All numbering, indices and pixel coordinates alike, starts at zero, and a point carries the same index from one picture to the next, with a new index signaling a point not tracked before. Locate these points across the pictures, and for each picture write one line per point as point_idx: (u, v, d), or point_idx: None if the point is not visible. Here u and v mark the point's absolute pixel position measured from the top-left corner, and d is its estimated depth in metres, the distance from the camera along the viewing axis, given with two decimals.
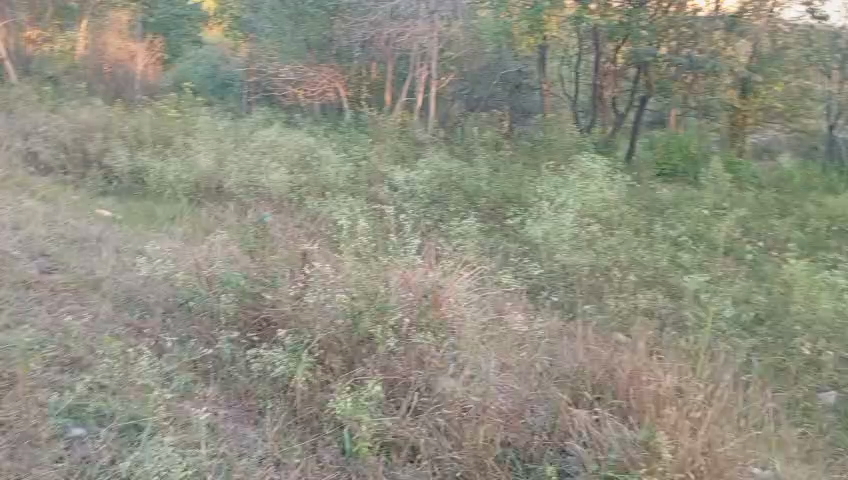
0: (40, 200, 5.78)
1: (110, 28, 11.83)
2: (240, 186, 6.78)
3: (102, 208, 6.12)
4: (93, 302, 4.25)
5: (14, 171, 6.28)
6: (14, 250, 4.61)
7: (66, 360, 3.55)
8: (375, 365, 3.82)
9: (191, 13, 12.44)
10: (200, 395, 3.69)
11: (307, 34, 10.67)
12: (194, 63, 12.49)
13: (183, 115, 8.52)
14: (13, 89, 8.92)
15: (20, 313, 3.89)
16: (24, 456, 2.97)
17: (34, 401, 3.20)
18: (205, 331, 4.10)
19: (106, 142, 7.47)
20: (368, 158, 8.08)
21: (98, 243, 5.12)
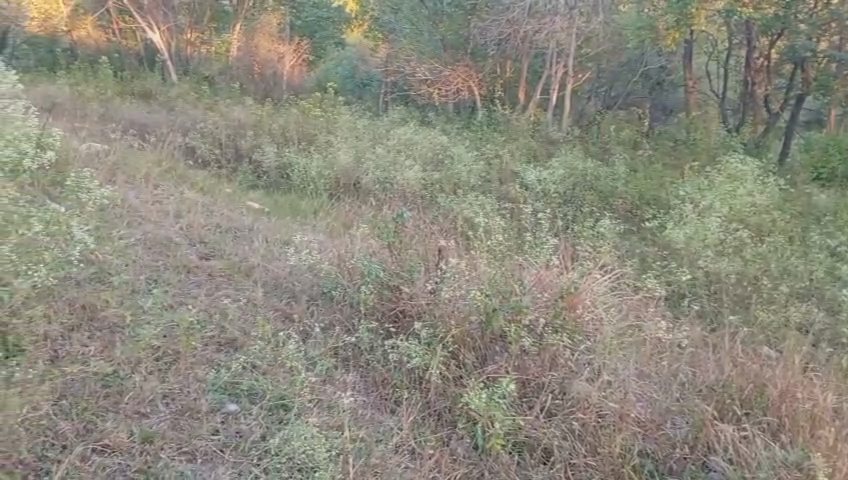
0: (198, 191, 6.23)
1: (260, 31, 12.48)
2: (376, 183, 6.99)
3: (251, 200, 6.51)
4: (245, 287, 4.54)
5: (175, 163, 6.80)
6: (177, 237, 5.02)
7: (222, 340, 3.85)
8: (507, 363, 3.79)
9: (335, 15, 12.86)
10: (340, 381, 3.81)
11: (444, 33, 10.86)
12: (335, 65, 13.12)
13: (326, 114, 8.97)
14: (175, 89, 9.73)
15: (181, 294, 4.23)
16: (185, 427, 3.16)
17: (194, 376, 3.46)
18: (345, 319, 4.28)
19: (256, 139, 7.94)
20: (500, 156, 8.05)
21: (250, 233, 5.48)
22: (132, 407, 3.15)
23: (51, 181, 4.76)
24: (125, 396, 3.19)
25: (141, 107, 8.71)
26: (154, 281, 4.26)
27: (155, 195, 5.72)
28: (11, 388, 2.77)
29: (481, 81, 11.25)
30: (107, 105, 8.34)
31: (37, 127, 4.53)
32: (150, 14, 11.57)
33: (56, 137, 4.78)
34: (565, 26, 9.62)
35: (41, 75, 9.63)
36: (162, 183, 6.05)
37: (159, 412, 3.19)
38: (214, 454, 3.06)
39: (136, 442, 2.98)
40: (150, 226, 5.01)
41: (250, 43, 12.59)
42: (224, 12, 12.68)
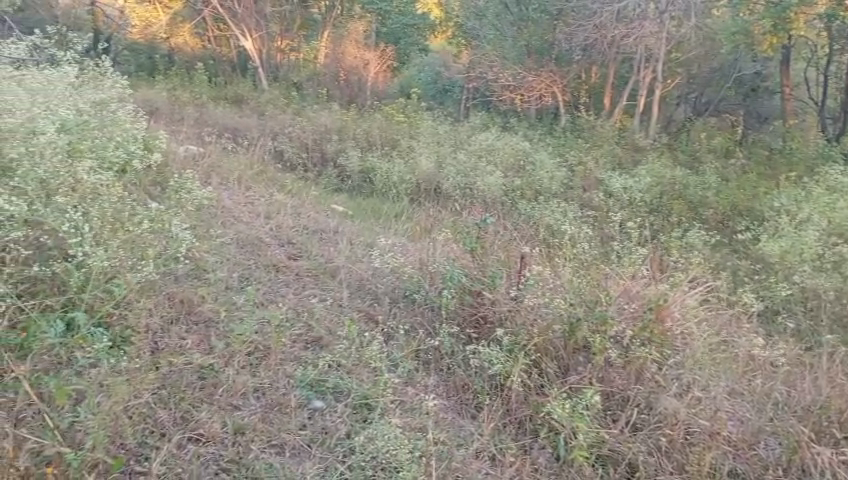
0: (286, 194, 6.43)
1: (348, 38, 12.56)
2: (456, 188, 7.00)
3: (336, 203, 6.67)
4: (331, 288, 4.66)
5: (265, 166, 7.04)
6: (267, 237, 5.21)
7: (309, 338, 3.98)
8: (591, 374, 3.73)
9: (419, 21, 12.74)
10: (421, 383, 3.84)
11: (528, 39, 10.77)
12: (419, 71, 13.30)
13: (410, 119, 9.09)
14: (265, 94, 10.08)
15: (271, 293, 4.39)
16: (275, 420, 3.28)
17: (283, 372, 3.59)
18: (426, 323, 4.31)
19: (340, 143, 8.13)
20: (583, 163, 7.92)
21: (335, 235, 5.61)
22: (225, 399, 3.29)
23: (157, 179, 5.01)
24: (219, 388, 3.32)
25: (233, 111, 9.06)
26: (246, 279, 4.44)
27: (246, 196, 5.94)
28: (121, 379, 2.94)
29: (565, 87, 11.10)
30: (201, 109, 8.71)
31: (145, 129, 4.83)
32: (242, 22, 11.96)
33: (163, 136, 4.92)
34: (655, 31, 9.38)
35: (141, 81, 10.15)
36: (254, 186, 6.27)
37: (250, 406, 3.32)
38: (302, 448, 3.18)
39: (228, 432, 3.10)
40: (242, 226, 5.20)
41: (337, 51, 12.63)
42: (313, 20, 12.98)
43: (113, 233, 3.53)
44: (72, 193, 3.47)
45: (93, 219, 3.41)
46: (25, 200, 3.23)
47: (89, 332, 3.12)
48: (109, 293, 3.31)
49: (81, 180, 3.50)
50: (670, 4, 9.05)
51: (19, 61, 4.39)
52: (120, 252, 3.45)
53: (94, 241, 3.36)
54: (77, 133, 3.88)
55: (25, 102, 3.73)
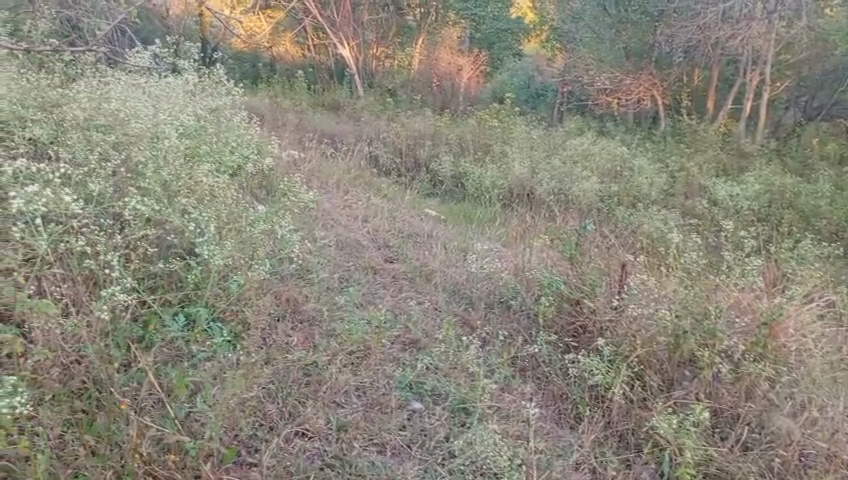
0: (383, 198, 6.54)
1: (442, 44, 12.64)
2: (550, 194, 6.90)
3: (429, 207, 6.71)
4: (427, 291, 4.69)
5: (361, 170, 7.18)
6: (365, 240, 5.32)
7: (407, 340, 4.04)
8: (698, 390, 3.60)
9: (515, 27, 12.56)
10: (518, 390, 3.78)
11: (627, 41, 10.62)
12: (511, 75, 12.92)
13: (503, 124, 9.05)
14: (361, 100, 10.31)
15: (370, 294, 4.49)
16: (376, 419, 3.36)
17: (383, 372, 3.67)
18: (523, 330, 4.26)
19: (434, 148, 8.19)
20: (685, 170, 7.64)
21: (429, 239, 5.66)
22: (329, 396, 3.39)
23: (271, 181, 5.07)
24: (322, 385, 3.43)
25: (330, 117, 9.29)
26: (346, 280, 4.56)
27: (345, 200, 6.09)
28: (239, 373, 3.10)
29: (665, 91, 10.88)
30: (301, 115, 8.99)
31: (257, 135, 5.06)
32: (340, 30, 12.29)
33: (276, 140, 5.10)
34: (762, 32, 8.97)
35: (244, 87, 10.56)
36: (351, 190, 6.41)
37: (352, 403, 3.43)
38: (402, 449, 3.23)
39: (332, 429, 3.20)
40: (341, 229, 5.33)
41: (431, 57, 12.74)
42: (408, 27, 12.90)
43: (228, 234, 3.70)
44: (192, 195, 3.66)
45: (212, 219, 3.57)
46: (154, 201, 3.41)
47: (207, 328, 3.33)
48: (222, 291, 3.51)
49: (199, 181, 3.71)
50: (779, 4, 8.63)
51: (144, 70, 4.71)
52: (234, 252, 3.62)
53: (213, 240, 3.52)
54: (196, 139, 4.12)
55: (151, 111, 3.98)
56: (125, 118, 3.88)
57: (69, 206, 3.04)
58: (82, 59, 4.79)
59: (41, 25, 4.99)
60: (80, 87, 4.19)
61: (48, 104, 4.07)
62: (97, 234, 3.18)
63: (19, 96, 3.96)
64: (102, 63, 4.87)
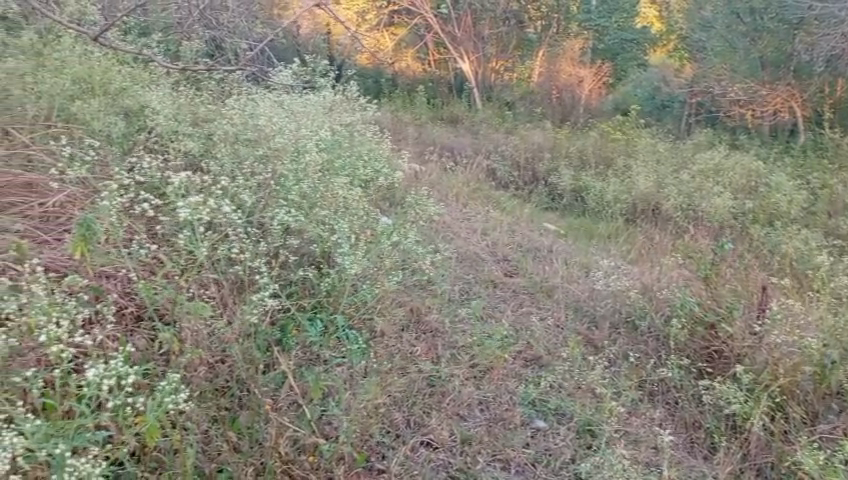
0: (502, 212, 6.52)
1: (563, 56, 12.32)
2: (678, 210, 6.62)
3: (549, 222, 6.61)
4: (548, 307, 4.63)
5: (480, 184, 7.18)
6: (485, 254, 5.32)
7: (529, 356, 4.03)
8: (846, 425, 3.40)
9: (641, 37, 12.30)
10: (646, 415, 3.65)
11: (763, 50, 9.88)
12: (635, 86, 11.97)
13: (627, 137, 8.79)
14: (479, 112, 10.33)
15: (491, 308, 4.50)
16: (500, 435, 3.40)
17: (506, 387, 3.72)
18: (651, 351, 4.12)
19: (553, 162, 8.05)
20: (828, 186, 7.15)
21: (549, 254, 5.58)
22: (453, 409, 3.48)
23: (396, 192, 5.18)
24: (447, 397, 3.53)
25: (449, 131, 9.37)
26: (466, 293, 4.61)
27: (464, 213, 6.13)
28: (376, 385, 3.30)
29: (804, 102, 10.04)
30: (420, 129, 9.12)
31: (388, 148, 5.23)
32: (460, 44, 12.14)
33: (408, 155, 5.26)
34: None
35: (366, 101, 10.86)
36: (471, 203, 6.44)
37: (475, 417, 3.49)
38: (526, 467, 3.25)
39: (456, 441, 3.29)
40: (462, 242, 5.37)
41: (552, 69, 12.40)
42: (528, 39, 12.47)
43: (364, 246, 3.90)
44: (329, 205, 3.85)
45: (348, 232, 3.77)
46: (297, 212, 3.63)
47: (343, 335, 3.52)
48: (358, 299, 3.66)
49: (335, 192, 3.91)
50: None
51: (286, 88, 5.03)
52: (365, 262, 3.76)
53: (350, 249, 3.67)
54: (334, 152, 4.34)
55: (293, 126, 4.27)
56: (266, 133, 4.15)
57: (222, 215, 3.30)
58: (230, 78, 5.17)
59: (196, 45, 5.46)
60: (229, 105, 4.53)
61: (199, 119, 4.45)
62: (245, 241, 3.39)
63: (174, 112, 4.33)
64: (246, 82, 5.21)
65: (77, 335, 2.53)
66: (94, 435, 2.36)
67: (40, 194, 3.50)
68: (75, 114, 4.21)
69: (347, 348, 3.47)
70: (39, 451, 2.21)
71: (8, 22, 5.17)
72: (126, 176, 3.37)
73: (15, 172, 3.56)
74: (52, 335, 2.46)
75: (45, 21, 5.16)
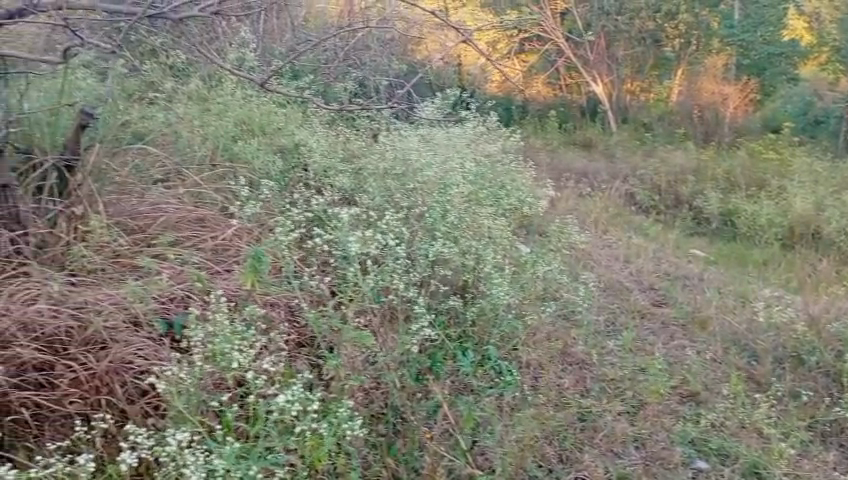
0: (645, 238, 6.27)
1: (703, 73, 10.09)
2: (842, 234, 6.15)
3: (695, 248, 6.27)
4: (703, 340, 4.39)
5: (620, 210, 6.96)
6: (629, 283, 5.14)
7: (685, 392, 3.84)
8: None
9: (789, 50, 9.66)
10: (820, 458, 3.41)
11: None
12: (785, 102, 9.65)
13: (780, 156, 8.23)
14: (613, 135, 10.06)
15: (639, 340, 4.35)
16: (658, 474, 3.26)
17: (661, 424, 3.55)
18: (820, 390, 3.84)
19: (697, 184, 7.65)
20: None
21: (699, 282, 5.32)
22: (606, 445, 3.39)
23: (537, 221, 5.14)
24: (599, 433, 3.44)
25: (584, 156, 9.18)
26: (612, 324, 4.47)
27: (603, 240, 5.94)
28: (531, 417, 3.31)
29: None
30: (553, 155, 8.99)
31: (533, 177, 5.29)
32: (593, 67, 10.54)
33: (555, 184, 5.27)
34: None
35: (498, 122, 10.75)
36: (611, 229, 6.26)
37: (630, 455, 3.37)
38: None
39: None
40: (605, 270, 5.22)
41: (692, 87, 10.20)
42: (666, 58, 10.52)
43: (519, 271, 4.01)
44: (480, 236, 3.93)
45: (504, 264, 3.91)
46: (451, 243, 3.75)
47: (493, 366, 3.55)
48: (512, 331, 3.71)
49: (481, 222, 3.99)
50: None
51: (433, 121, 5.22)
52: (518, 294, 3.85)
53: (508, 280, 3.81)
54: (480, 183, 4.45)
55: (439, 159, 4.42)
56: (413, 168, 4.30)
57: (377, 246, 3.46)
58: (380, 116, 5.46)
59: (349, 86, 5.61)
60: (381, 141, 4.72)
61: (350, 155, 4.72)
62: (404, 270, 3.53)
63: (328, 149, 4.64)
64: (394, 120, 5.42)
65: (262, 363, 2.78)
66: (276, 459, 2.55)
67: (211, 229, 3.82)
68: (238, 154, 4.54)
69: (502, 380, 3.50)
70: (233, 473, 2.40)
71: (172, 68, 5.55)
72: (295, 212, 3.67)
73: (190, 208, 3.89)
74: (240, 364, 2.69)
75: (206, 67, 5.51)
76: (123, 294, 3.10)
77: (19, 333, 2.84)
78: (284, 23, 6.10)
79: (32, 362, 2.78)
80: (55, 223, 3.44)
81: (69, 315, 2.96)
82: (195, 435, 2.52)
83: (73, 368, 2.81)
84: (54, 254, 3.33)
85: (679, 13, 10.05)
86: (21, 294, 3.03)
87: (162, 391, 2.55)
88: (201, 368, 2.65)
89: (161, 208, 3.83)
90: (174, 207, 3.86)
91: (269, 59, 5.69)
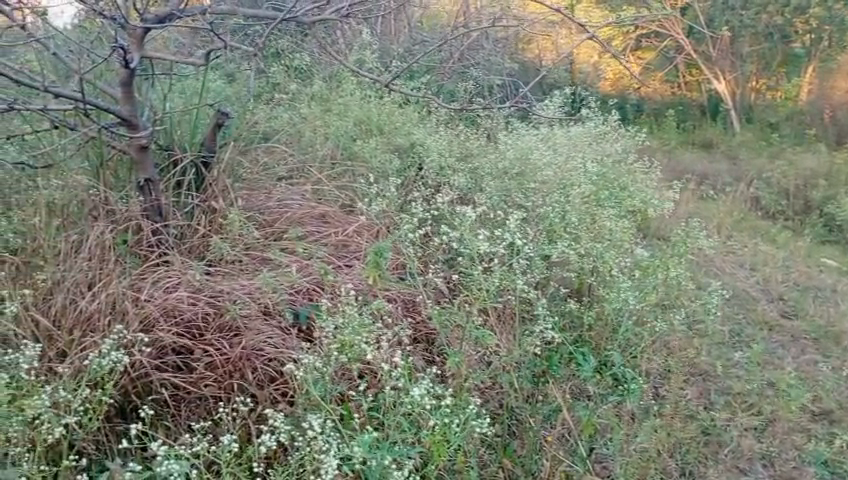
0: (773, 246, 5.90)
1: (838, 70, 9.22)
2: None
3: (826, 256, 5.84)
4: (837, 356, 4.15)
5: (744, 213, 6.59)
6: (754, 291, 4.86)
7: (817, 409, 3.68)
8: None
9: None
10: None
11: None
12: None
13: None
14: (735, 134, 9.50)
15: (766, 352, 4.14)
16: None
17: (791, 442, 3.43)
18: None
19: (831, 190, 7.12)
20: None
21: (833, 294, 4.97)
22: (731, 461, 3.30)
23: (657, 227, 4.98)
24: (724, 448, 3.34)
25: (703, 156, 8.72)
26: (737, 335, 4.26)
27: (726, 245, 5.66)
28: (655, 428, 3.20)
29: None
30: (670, 155, 8.60)
31: (657, 179, 5.15)
32: (715, 64, 9.82)
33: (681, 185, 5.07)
34: None
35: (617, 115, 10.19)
36: (735, 235, 5.94)
37: (757, 473, 3.28)
38: None
39: None
40: (728, 277, 4.96)
41: (825, 85, 9.33)
42: (795, 55, 9.57)
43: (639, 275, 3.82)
44: (602, 238, 3.83)
45: (629, 269, 3.80)
46: (574, 245, 3.67)
47: (614, 373, 3.42)
48: (640, 338, 3.56)
49: (602, 222, 3.91)
50: None
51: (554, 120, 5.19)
52: (645, 303, 3.64)
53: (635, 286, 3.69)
54: (599, 183, 4.37)
55: (560, 160, 4.38)
56: (532, 166, 4.31)
57: (503, 245, 3.41)
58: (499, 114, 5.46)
59: (467, 86, 5.68)
60: (499, 141, 4.73)
61: (466, 154, 4.74)
62: (525, 271, 3.46)
63: (445, 147, 4.66)
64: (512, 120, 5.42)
65: (392, 356, 2.84)
66: (407, 451, 2.54)
67: (333, 225, 3.94)
68: (358, 152, 4.66)
69: (623, 387, 3.36)
70: (366, 461, 2.43)
71: (294, 69, 5.76)
72: (419, 209, 3.71)
73: (312, 204, 4.02)
74: (372, 354, 2.77)
75: (327, 68, 5.69)
76: (255, 285, 3.26)
77: (161, 319, 3.03)
78: (400, 24, 6.19)
79: (172, 345, 2.97)
80: (192, 216, 3.66)
81: (206, 303, 3.15)
82: (327, 422, 2.59)
83: (210, 353, 2.98)
84: (192, 245, 3.54)
85: (811, 6, 9.12)
86: (164, 281, 3.25)
87: (299, 378, 2.63)
88: (334, 357, 2.75)
89: (287, 204, 3.99)
90: (298, 203, 4.00)
91: (388, 60, 5.81)
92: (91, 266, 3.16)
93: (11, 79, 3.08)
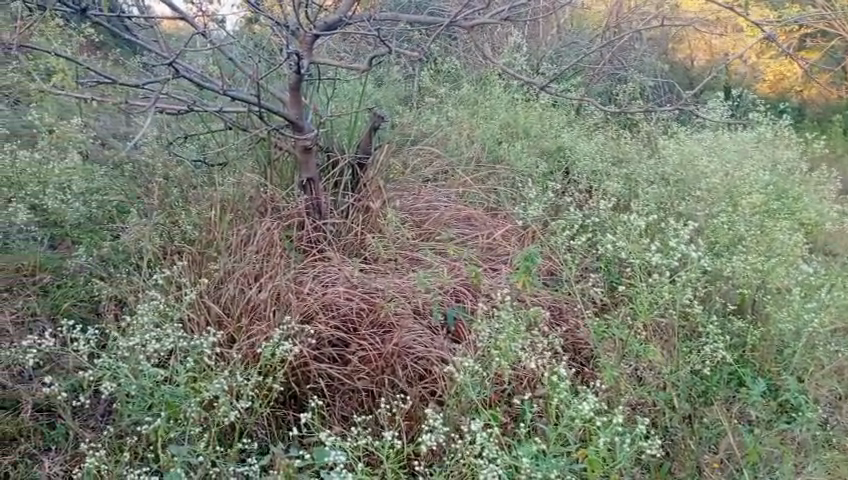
0: None
1: None
2: None
3: None
4: None
5: None
6: None
7: None
8: None
9: None
10: None
11: None
12: None
13: None
14: None
15: None
16: None
17: None
18: None
19: None
20: None
21: None
22: None
23: None
24: None
25: None
26: None
27: None
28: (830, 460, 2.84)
29: None
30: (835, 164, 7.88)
31: (832, 188, 4.78)
32: None
33: None
34: None
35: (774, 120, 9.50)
36: None
37: None
38: None
39: None
40: None
41: None
42: None
43: (813, 291, 3.54)
44: (772, 251, 3.59)
45: (802, 285, 3.53)
46: (740, 258, 3.48)
47: (783, 399, 3.12)
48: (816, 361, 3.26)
49: (772, 234, 3.67)
50: None
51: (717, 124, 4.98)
52: (821, 324, 3.35)
53: (810, 302, 3.40)
54: (769, 193, 4.12)
55: (722, 169, 4.22)
56: (697, 174, 4.22)
57: (674, 258, 3.27)
58: (658, 118, 5.30)
59: (626, 89, 5.63)
60: (661, 148, 4.63)
61: (620, 159, 4.62)
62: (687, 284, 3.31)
63: (598, 153, 4.61)
64: (671, 125, 5.26)
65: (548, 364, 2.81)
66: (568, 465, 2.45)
67: (480, 228, 3.95)
68: (505, 155, 4.65)
69: (791, 412, 3.04)
70: (531, 472, 2.37)
71: (442, 73, 5.86)
72: (576, 214, 3.67)
73: (460, 207, 4.06)
74: (527, 361, 2.77)
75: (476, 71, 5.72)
76: (408, 284, 3.34)
77: (320, 312, 3.15)
78: (550, 27, 6.14)
79: (329, 338, 3.07)
80: (347, 215, 3.80)
81: (361, 299, 3.25)
82: (487, 427, 2.58)
83: (364, 347, 3.05)
84: (347, 243, 3.68)
85: None
86: (323, 276, 3.39)
87: (458, 380, 2.66)
88: (493, 362, 2.76)
89: (435, 206, 4.06)
90: (446, 205, 4.06)
91: (538, 63, 5.79)
92: (259, 259, 3.35)
93: (196, 83, 3.33)
